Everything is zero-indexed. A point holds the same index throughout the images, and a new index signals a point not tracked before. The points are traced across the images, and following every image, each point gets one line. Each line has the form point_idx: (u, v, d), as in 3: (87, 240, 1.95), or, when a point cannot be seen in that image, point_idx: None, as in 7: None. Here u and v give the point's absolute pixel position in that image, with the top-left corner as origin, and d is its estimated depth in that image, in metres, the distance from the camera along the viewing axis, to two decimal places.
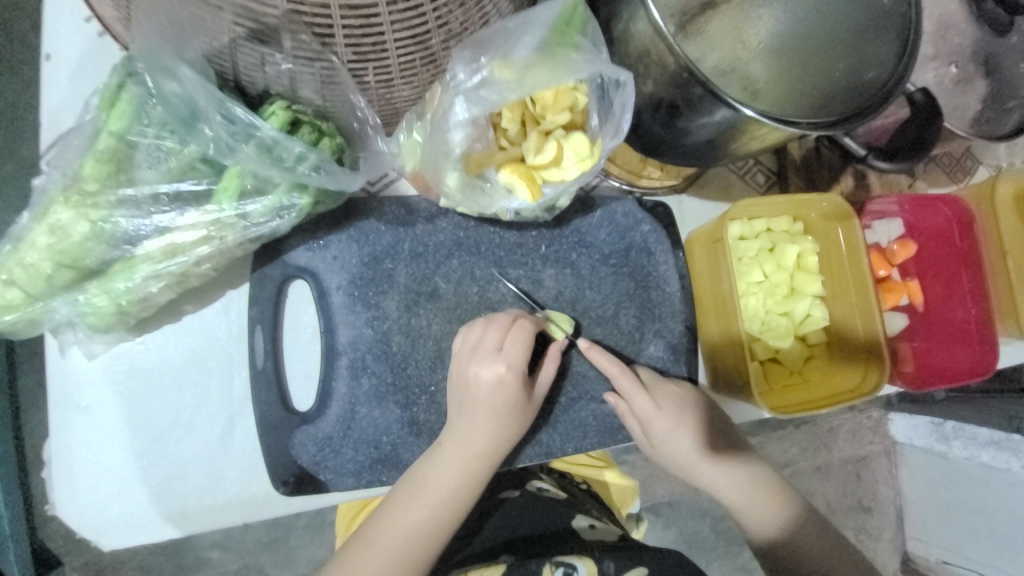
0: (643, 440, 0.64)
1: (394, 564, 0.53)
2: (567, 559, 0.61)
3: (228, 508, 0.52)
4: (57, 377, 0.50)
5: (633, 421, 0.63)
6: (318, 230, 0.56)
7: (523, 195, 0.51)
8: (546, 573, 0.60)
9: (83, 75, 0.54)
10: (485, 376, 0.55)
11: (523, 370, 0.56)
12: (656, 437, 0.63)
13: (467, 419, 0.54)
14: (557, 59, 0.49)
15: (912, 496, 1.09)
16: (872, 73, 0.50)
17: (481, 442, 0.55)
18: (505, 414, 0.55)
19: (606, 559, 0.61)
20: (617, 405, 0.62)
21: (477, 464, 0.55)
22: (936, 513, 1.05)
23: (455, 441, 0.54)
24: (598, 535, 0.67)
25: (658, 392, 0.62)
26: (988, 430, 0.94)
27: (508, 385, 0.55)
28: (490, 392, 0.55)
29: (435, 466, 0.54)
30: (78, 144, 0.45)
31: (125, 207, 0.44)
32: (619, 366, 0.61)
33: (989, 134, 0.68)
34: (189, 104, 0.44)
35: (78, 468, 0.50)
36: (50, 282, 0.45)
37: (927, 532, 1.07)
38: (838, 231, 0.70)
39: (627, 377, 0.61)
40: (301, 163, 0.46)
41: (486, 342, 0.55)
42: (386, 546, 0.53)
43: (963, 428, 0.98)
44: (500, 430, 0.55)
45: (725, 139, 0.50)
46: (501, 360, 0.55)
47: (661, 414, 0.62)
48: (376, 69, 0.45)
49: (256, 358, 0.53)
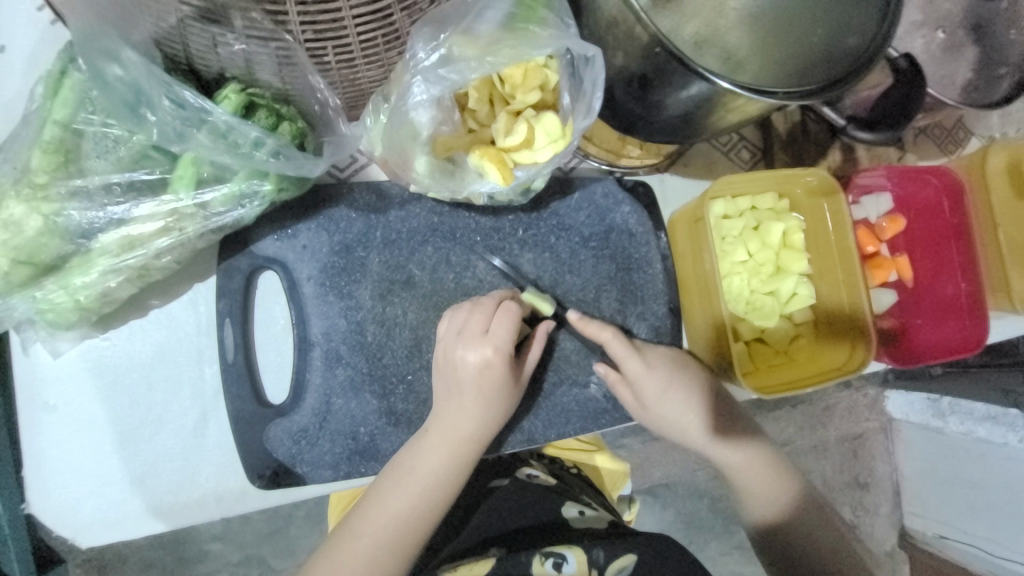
0: (632, 402, 0.62)
1: (383, 552, 0.52)
2: (558, 549, 0.59)
3: (204, 503, 0.52)
4: (22, 374, 0.49)
5: (623, 388, 0.61)
6: (286, 219, 0.55)
7: (494, 178, 0.49)
8: (535, 564, 0.59)
9: (35, 65, 0.51)
10: (472, 358, 0.54)
11: (511, 353, 0.54)
12: (651, 401, 0.61)
13: (456, 403, 0.54)
14: (518, 34, 0.47)
15: (910, 472, 1.09)
16: (852, 41, 0.48)
17: (469, 427, 0.54)
18: (495, 399, 0.55)
19: (596, 547, 0.60)
20: (606, 374, 0.61)
21: (464, 449, 0.54)
22: (933, 488, 1.05)
23: (444, 426, 0.54)
24: (589, 523, 0.65)
25: (649, 351, 0.62)
26: (985, 405, 0.93)
27: (495, 370, 0.54)
28: (478, 376, 0.54)
29: (417, 456, 0.53)
30: (27, 136, 0.43)
31: (77, 199, 0.43)
32: (615, 335, 0.60)
33: (980, 101, 0.65)
34: (132, 88, 0.42)
35: (49, 467, 0.50)
36: (6, 279, 0.43)
37: (926, 508, 1.06)
38: (824, 206, 0.69)
39: (619, 343, 0.60)
40: (258, 149, 0.44)
41: (473, 324, 0.54)
42: (376, 534, 0.52)
43: (959, 403, 0.97)
44: (488, 415, 0.55)
45: (701, 112, 0.48)
46: (489, 345, 0.53)
47: (652, 372, 0.60)
48: (336, 49, 0.43)
49: (227, 351, 0.52)
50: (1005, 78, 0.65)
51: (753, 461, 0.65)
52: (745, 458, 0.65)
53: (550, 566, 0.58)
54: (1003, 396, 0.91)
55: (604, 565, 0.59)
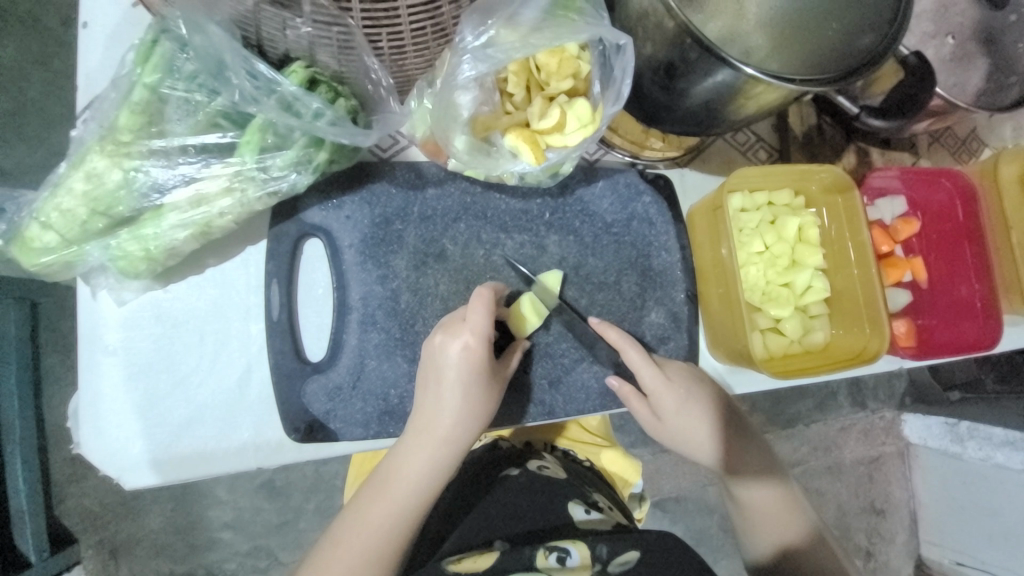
0: (647, 415, 0.65)
1: (381, 538, 0.54)
2: (561, 544, 0.62)
3: (243, 451, 0.55)
4: (86, 319, 0.53)
5: (638, 401, 0.64)
6: (332, 191, 0.59)
7: (527, 158, 0.54)
8: (538, 557, 0.61)
9: (117, 42, 0.57)
10: (452, 346, 0.55)
11: (490, 334, 0.56)
12: (667, 411, 0.63)
13: (436, 390, 0.55)
14: (560, 22, 0.51)
15: (926, 499, 1.22)
16: (867, 39, 0.52)
17: (450, 414, 0.55)
18: (475, 385, 0.56)
19: (600, 542, 0.62)
20: (620, 386, 0.64)
21: (449, 443, 0.56)
22: (950, 514, 1.18)
23: (428, 413, 0.56)
24: (593, 524, 0.65)
25: (669, 367, 0.64)
26: (1003, 431, 1.06)
27: (475, 356, 0.55)
28: (457, 363, 0.55)
29: (412, 438, 0.56)
30: (113, 98, 0.48)
31: (155, 157, 0.48)
32: (633, 345, 0.62)
33: (989, 106, 0.68)
34: (216, 58, 0.47)
35: (103, 409, 0.53)
36: (85, 227, 0.48)
37: (944, 537, 1.19)
38: (839, 202, 0.72)
39: (637, 352, 0.62)
40: (319, 119, 0.49)
41: (454, 316, 0.57)
42: (371, 522, 0.54)
43: (977, 428, 1.10)
44: (473, 403, 0.56)
45: (723, 100, 0.51)
46: (467, 330, 0.55)
47: (670, 386, 0.63)
48: (389, 35, 0.47)
49: (272, 309, 0.56)
50: (1016, 85, 0.69)
51: (771, 506, 0.64)
52: (763, 504, 0.65)
53: (553, 559, 0.60)
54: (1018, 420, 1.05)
55: (608, 560, 0.61)
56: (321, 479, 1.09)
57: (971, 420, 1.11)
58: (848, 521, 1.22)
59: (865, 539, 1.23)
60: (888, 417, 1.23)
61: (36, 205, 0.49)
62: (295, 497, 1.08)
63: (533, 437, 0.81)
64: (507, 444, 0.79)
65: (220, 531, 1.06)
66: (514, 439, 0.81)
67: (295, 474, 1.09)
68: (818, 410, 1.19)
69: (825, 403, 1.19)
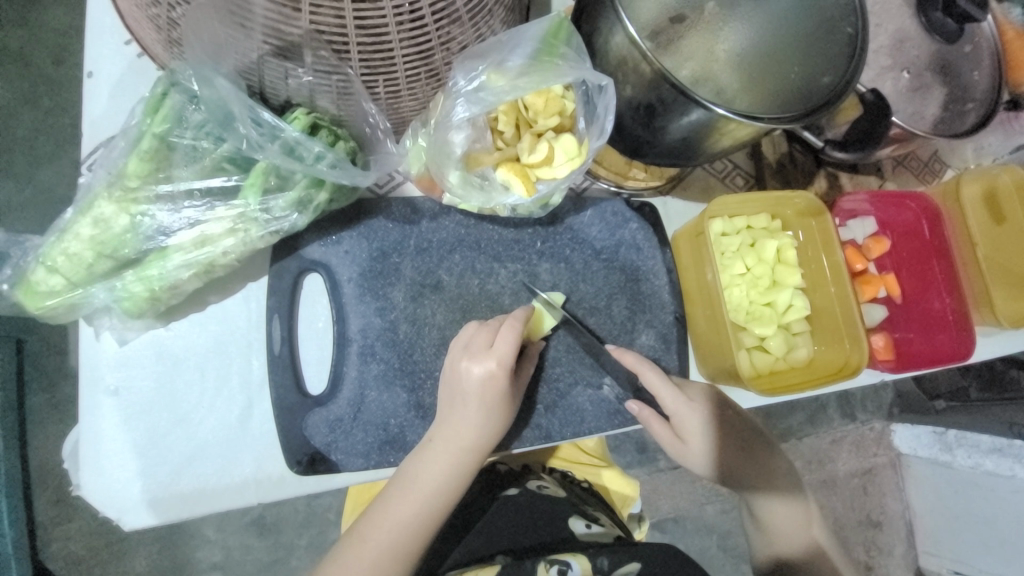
0: (667, 436, 0.64)
1: (386, 558, 0.55)
2: (561, 557, 0.63)
3: (244, 487, 0.56)
4: (87, 359, 0.54)
5: (658, 424, 0.64)
6: (331, 228, 0.61)
7: (519, 190, 0.57)
8: (539, 570, 0.63)
9: (121, 91, 0.60)
10: (477, 371, 0.57)
11: (512, 366, 0.57)
12: (690, 434, 0.63)
13: (459, 414, 0.57)
14: (545, 67, 0.55)
15: (920, 509, 1.25)
16: (827, 78, 0.56)
17: (472, 436, 0.57)
18: (496, 409, 0.58)
19: (600, 555, 0.63)
20: (641, 411, 0.64)
21: (467, 459, 0.57)
22: (944, 523, 1.20)
23: (447, 436, 0.57)
24: (595, 537, 0.67)
25: (689, 386, 0.65)
26: (991, 437, 1.11)
27: (499, 382, 0.57)
28: (481, 388, 0.57)
29: (428, 456, 0.56)
30: (121, 146, 0.50)
31: (161, 201, 0.50)
32: (652, 368, 0.63)
33: (947, 132, 0.74)
34: (223, 109, 0.49)
35: (103, 450, 0.53)
36: (90, 271, 0.50)
37: (941, 548, 1.21)
38: (813, 225, 0.76)
39: (656, 375, 0.63)
40: (320, 161, 0.51)
41: (479, 338, 0.58)
42: (381, 539, 0.55)
43: (965, 437, 1.15)
44: (489, 422, 0.57)
45: (698, 136, 0.55)
46: (491, 357, 0.57)
47: (692, 406, 0.63)
48: (386, 81, 0.51)
49: (274, 344, 0.57)
50: (973, 111, 0.75)
51: (785, 516, 0.65)
52: (778, 516, 0.65)
53: (554, 573, 0.62)
54: (1007, 428, 1.09)
55: (608, 572, 0.62)
56: (315, 513, 1.08)
57: (958, 429, 1.16)
58: (845, 535, 1.23)
59: (863, 553, 1.24)
60: (877, 428, 1.26)
61: (42, 249, 0.50)
62: (288, 532, 1.07)
63: (531, 459, 0.81)
64: (504, 466, 0.78)
65: (209, 572, 1.05)
66: (511, 460, 0.80)
67: (287, 508, 1.08)
68: (809, 423, 1.22)
69: (815, 416, 1.22)
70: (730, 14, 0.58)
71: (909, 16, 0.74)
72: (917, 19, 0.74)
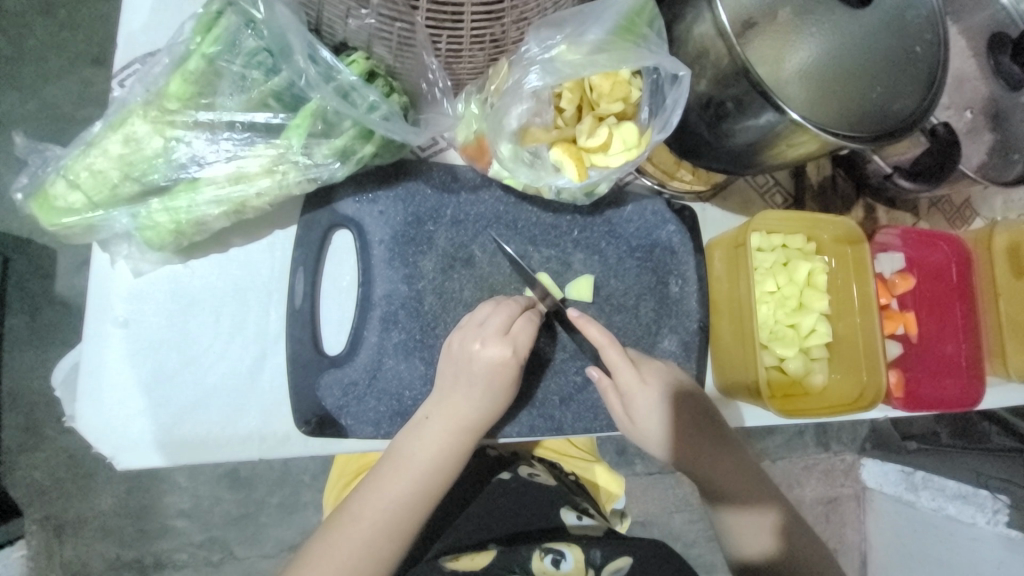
0: (622, 415, 0.63)
1: (378, 539, 0.53)
2: (556, 547, 0.64)
3: (245, 440, 0.54)
4: (98, 286, 0.52)
5: (615, 398, 0.62)
6: (368, 184, 0.58)
7: (570, 172, 0.54)
8: (535, 559, 0.63)
9: (163, 5, 0.55)
10: (483, 348, 0.55)
11: (526, 342, 0.57)
12: (638, 413, 0.61)
13: (465, 391, 0.55)
14: (621, 48, 0.52)
15: (876, 543, 1.26)
16: (899, 105, 0.55)
17: (471, 415, 0.56)
18: (500, 389, 0.56)
19: (593, 547, 0.64)
20: (600, 379, 0.62)
21: (464, 434, 0.56)
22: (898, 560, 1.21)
23: (447, 411, 0.55)
24: (585, 529, 0.68)
25: (646, 367, 0.62)
26: (957, 484, 1.12)
27: (508, 366, 0.56)
28: (491, 364, 0.55)
29: (430, 432, 0.55)
30: (164, 63, 0.47)
31: (198, 129, 0.47)
32: (614, 343, 0.60)
33: (993, 180, 0.72)
34: (281, 39, 0.46)
35: (104, 382, 0.51)
36: (114, 191, 0.48)
37: None
38: (848, 252, 0.75)
39: (618, 352, 0.60)
40: (373, 111, 0.48)
41: (492, 319, 0.56)
42: (374, 518, 0.54)
43: (933, 479, 1.16)
44: (490, 402, 0.56)
45: (765, 144, 0.53)
46: (509, 340, 0.55)
47: (647, 388, 0.61)
48: (450, 37, 0.47)
49: (295, 297, 0.55)
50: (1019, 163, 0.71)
51: (752, 530, 0.65)
52: (746, 533, 0.65)
53: (548, 561, 0.63)
54: (973, 476, 1.10)
55: (599, 564, 0.64)
56: (287, 474, 1.07)
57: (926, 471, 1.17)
58: None
59: None
60: (848, 459, 1.27)
61: (65, 161, 0.48)
62: (259, 490, 1.05)
63: (520, 447, 0.80)
64: (494, 450, 0.77)
65: (174, 518, 1.03)
66: (501, 446, 0.78)
67: (261, 466, 1.06)
68: (783, 447, 1.23)
69: (791, 441, 1.23)
70: (819, 20, 0.53)
71: (972, 56, 0.73)
72: (983, 60, 0.72)
